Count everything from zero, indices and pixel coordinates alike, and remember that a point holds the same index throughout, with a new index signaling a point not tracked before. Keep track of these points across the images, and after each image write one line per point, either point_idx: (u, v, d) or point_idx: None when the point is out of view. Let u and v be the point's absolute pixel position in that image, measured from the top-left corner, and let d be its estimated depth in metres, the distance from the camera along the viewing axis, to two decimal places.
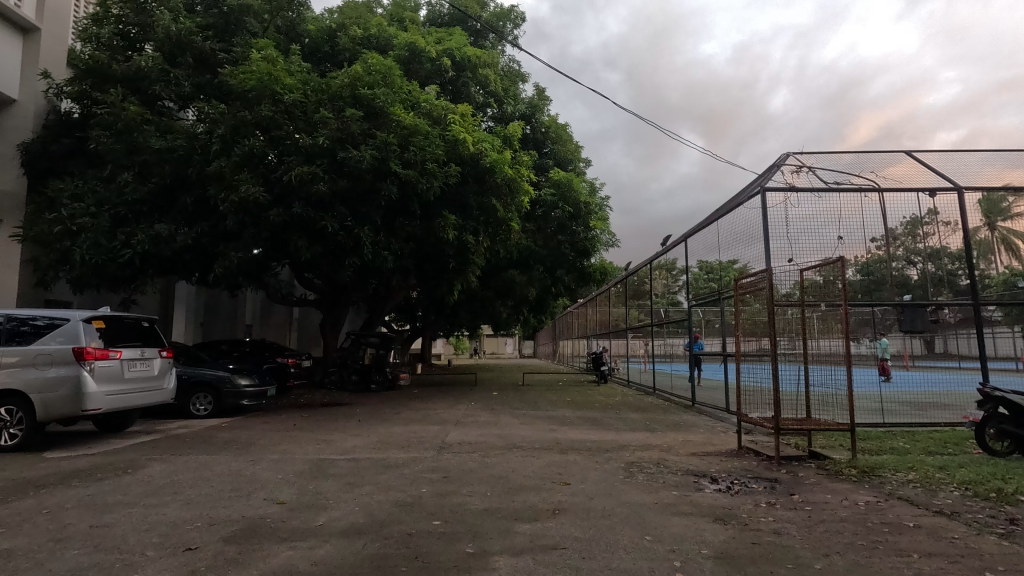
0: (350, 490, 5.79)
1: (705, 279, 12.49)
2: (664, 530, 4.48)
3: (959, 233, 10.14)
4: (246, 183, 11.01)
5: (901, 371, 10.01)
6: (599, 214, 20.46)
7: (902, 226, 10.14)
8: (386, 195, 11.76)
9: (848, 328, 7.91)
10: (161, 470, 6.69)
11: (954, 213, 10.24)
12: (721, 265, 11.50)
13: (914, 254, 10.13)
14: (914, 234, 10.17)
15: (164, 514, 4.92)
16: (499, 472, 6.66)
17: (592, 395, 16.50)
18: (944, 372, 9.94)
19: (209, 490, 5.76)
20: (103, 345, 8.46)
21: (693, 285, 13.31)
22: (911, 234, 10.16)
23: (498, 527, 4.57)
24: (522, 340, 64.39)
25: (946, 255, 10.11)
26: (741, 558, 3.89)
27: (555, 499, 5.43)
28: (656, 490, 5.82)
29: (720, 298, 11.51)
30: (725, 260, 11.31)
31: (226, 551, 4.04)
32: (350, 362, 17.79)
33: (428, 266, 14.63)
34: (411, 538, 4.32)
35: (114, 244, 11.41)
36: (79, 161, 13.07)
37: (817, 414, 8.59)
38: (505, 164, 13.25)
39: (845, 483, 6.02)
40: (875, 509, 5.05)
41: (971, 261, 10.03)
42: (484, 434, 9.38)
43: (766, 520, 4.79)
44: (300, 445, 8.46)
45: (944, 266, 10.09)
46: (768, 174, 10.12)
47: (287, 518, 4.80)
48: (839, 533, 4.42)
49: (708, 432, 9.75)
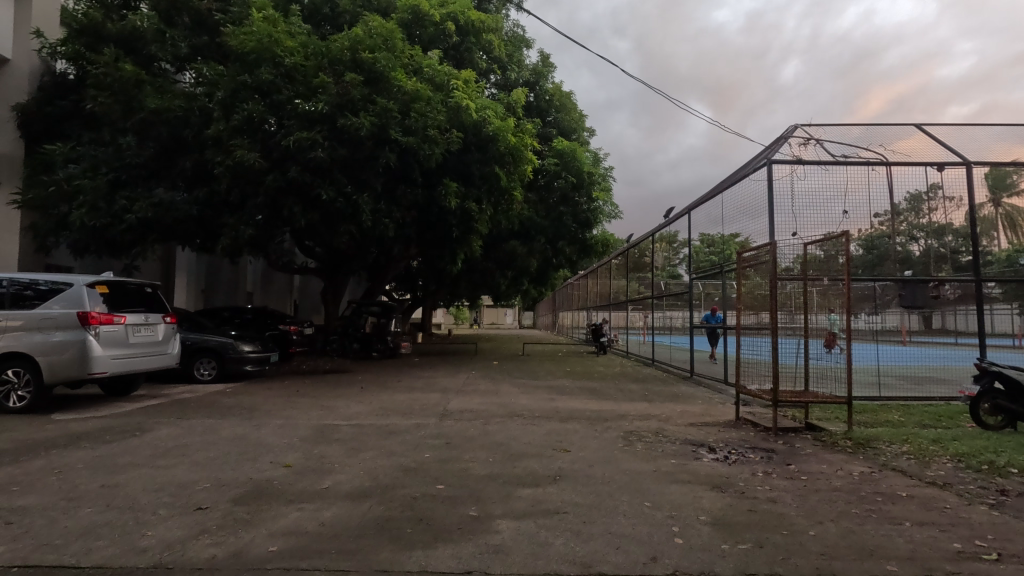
0: (355, 455, 5.90)
1: (707, 252, 12.54)
2: (663, 497, 4.58)
3: (963, 209, 10.14)
4: (242, 148, 10.91)
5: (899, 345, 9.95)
6: (603, 184, 20.29)
7: (905, 202, 10.08)
8: (385, 163, 11.64)
9: (850, 303, 7.91)
10: (168, 433, 6.81)
11: (960, 188, 10.17)
12: (724, 238, 11.58)
13: (917, 230, 10.06)
14: (917, 209, 10.12)
15: (173, 475, 5.02)
16: (500, 439, 6.77)
17: (591, 366, 16.68)
18: (941, 349, 10.05)
19: (216, 453, 5.88)
20: (107, 310, 8.49)
21: (694, 258, 13.36)
22: (914, 209, 10.10)
23: (501, 492, 4.69)
24: (522, 311, 64.78)
25: (951, 232, 10.08)
26: (738, 524, 3.99)
27: (556, 466, 5.54)
28: (655, 458, 5.93)
29: (721, 271, 11.58)
30: (727, 233, 11.40)
31: (236, 511, 4.14)
32: (352, 331, 17.93)
33: (429, 235, 14.58)
34: (415, 502, 4.43)
35: (115, 209, 11.34)
36: (76, 123, 12.88)
37: (815, 387, 8.66)
38: (508, 132, 13.05)
39: (840, 454, 6.13)
40: (869, 480, 5.16)
41: (974, 237, 10.01)
42: (485, 402, 9.51)
43: (763, 488, 4.89)
44: (303, 410, 8.58)
45: (947, 243, 10.06)
46: (775, 146, 10.04)
47: (293, 481, 4.92)
48: (833, 502, 4.52)
49: (705, 403, 9.89)
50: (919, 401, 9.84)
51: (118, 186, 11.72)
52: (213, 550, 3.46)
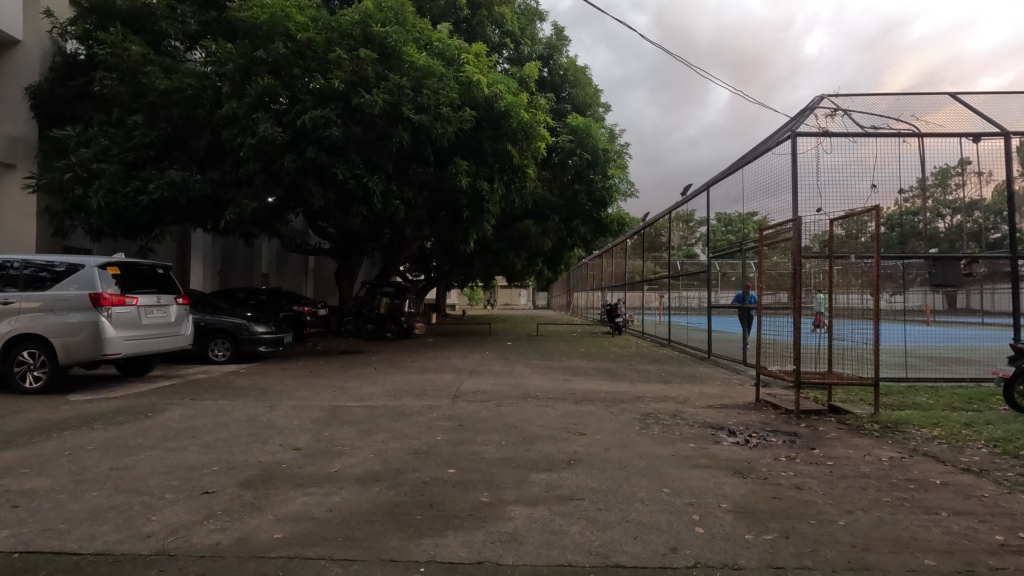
0: (366, 437, 5.80)
1: (724, 231, 12.26)
2: (683, 483, 4.41)
3: (993, 185, 9.69)
4: (263, 122, 10.68)
5: (924, 327, 9.74)
6: (618, 162, 19.88)
7: (932, 176, 9.59)
8: (398, 142, 11.40)
9: (879, 282, 7.49)
10: (180, 414, 6.79)
11: (992, 164, 9.68)
12: (742, 217, 11.21)
13: (944, 207, 9.63)
14: (944, 185, 9.64)
15: (181, 458, 4.95)
16: (513, 421, 6.64)
17: (605, 346, 16.53)
18: (968, 329, 9.87)
19: (227, 435, 5.82)
20: (119, 291, 8.47)
21: (710, 238, 13.06)
22: (941, 184, 9.62)
23: (514, 476, 4.55)
24: (537, 292, 64.67)
25: (980, 208, 9.68)
26: (762, 512, 3.80)
27: (570, 450, 5.38)
28: (673, 442, 5.75)
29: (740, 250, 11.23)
30: (745, 212, 11.03)
31: (243, 495, 4.06)
32: (365, 312, 17.89)
33: (441, 216, 14.35)
34: (426, 486, 4.31)
35: (126, 189, 11.27)
36: (88, 104, 12.80)
37: (839, 367, 8.35)
38: (520, 109, 12.72)
39: (867, 438, 5.89)
40: (899, 465, 4.93)
41: (1007, 213, 9.65)
42: (499, 383, 9.39)
43: (787, 474, 4.69)
44: (315, 392, 8.53)
45: (976, 220, 9.69)
46: (799, 118, 9.62)
47: (303, 464, 4.83)
48: (862, 489, 4.30)
49: (724, 384, 9.70)
50: (946, 381, 9.55)
51: (130, 166, 11.62)
52: (217, 537, 3.36)
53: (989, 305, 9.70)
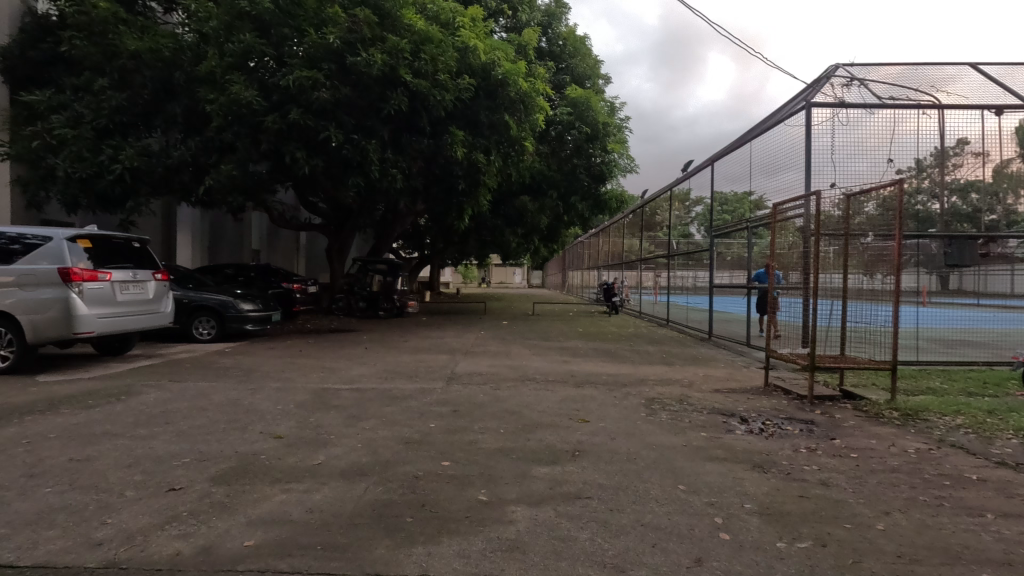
0: (353, 425, 5.38)
1: (720, 211, 12.26)
2: (698, 479, 4.03)
3: (988, 166, 9.35)
4: (239, 84, 10.06)
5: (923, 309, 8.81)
6: (619, 136, 19.26)
7: (930, 157, 9.22)
8: (395, 108, 10.78)
9: (901, 263, 6.91)
10: (155, 398, 6.34)
11: (988, 144, 9.36)
12: (737, 197, 11.39)
13: (941, 188, 9.26)
14: (942, 165, 9.25)
15: (150, 448, 4.53)
16: (511, 406, 6.23)
17: (603, 326, 16.13)
18: (961, 309, 9.58)
19: (203, 422, 5.39)
20: (92, 266, 7.94)
21: (704, 217, 13.12)
22: (940, 165, 9.23)
23: (513, 470, 4.15)
24: (532, 271, 64.39)
25: (979, 188, 9.35)
26: (791, 515, 3.43)
27: (573, 439, 4.98)
28: (683, 430, 5.36)
29: (737, 230, 11.18)
30: (740, 193, 11.19)
31: (213, 493, 3.63)
32: (358, 289, 17.36)
33: (436, 190, 13.71)
34: (417, 482, 3.90)
35: (100, 158, 10.59)
36: (61, 68, 12.06)
37: (853, 351, 7.79)
38: (520, 77, 12.17)
39: (889, 427, 5.54)
40: (929, 458, 4.57)
41: (1001, 195, 9.38)
42: (496, 365, 8.99)
43: (810, 468, 4.32)
44: (303, 373, 8.10)
45: (971, 202, 9.35)
46: (817, 86, 9.15)
47: (283, 456, 4.41)
48: (894, 486, 3.93)
49: (729, 367, 9.33)
50: (958, 364, 9.15)
51: (104, 134, 10.93)
52: (178, 545, 2.95)
53: (984, 287, 9.56)
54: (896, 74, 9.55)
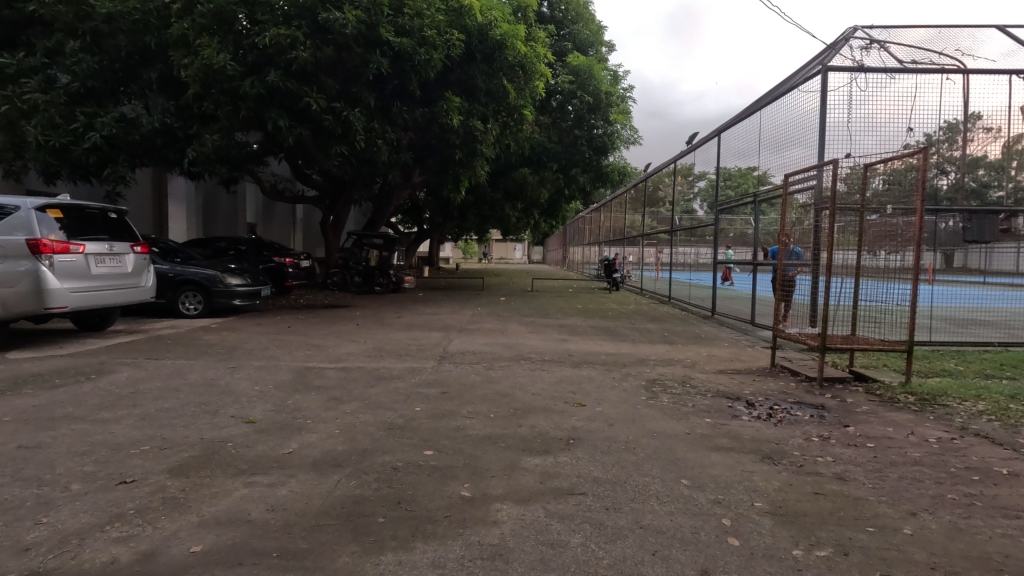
0: (333, 408, 5.03)
1: (722, 186, 12.07)
2: (703, 472, 3.68)
3: (1000, 141, 8.59)
4: (211, 48, 9.48)
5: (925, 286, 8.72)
6: (620, 106, 18.52)
7: (938, 132, 8.57)
8: (376, 71, 10.21)
9: (922, 237, 6.37)
10: (128, 377, 6.00)
11: (1000, 116, 8.65)
12: (739, 172, 11.17)
13: (948, 163, 8.53)
14: (952, 141, 8.55)
15: (109, 434, 4.18)
16: (504, 388, 5.88)
17: (603, 303, 15.80)
18: (969, 288, 9.13)
19: (173, 404, 5.04)
20: (63, 238, 7.54)
21: (705, 192, 12.97)
22: (949, 140, 8.55)
23: (502, 461, 3.79)
24: (533, 247, 64.10)
25: (983, 164, 8.59)
26: (807, 516, 3.08)
27: (568, 426, 4.62)
28: (685, 416, 5.02)
29: (738, 205, 10.95)
30: (743, 167, 11.02)
31: (168, 488, 3.27)
32: (352, 264, 16.89)
33: (431, 161, 13.18)
34: (396, 475, 3.55)
35: (74, 125, 10.06)
36: (34, 28, 11.37)
37: (863, 331, 7.37)
38: (518, 40, 11.61)
39: (905, 413, 5.20)
40: (952, 450, 4.21)
41: (1005, 172, 8.62)
42: (490, 343, 8.64)
43: (824, 460, 3.97)
44: (288, 351, 7.75)
45: (979, 177, 8.58)
46: (834, 49, 8.59)
47: (253, 443, 4.07)
48: (918, 482, 3.58)
49: (733, 346, 8.99)
50: (972, 345, 8.79)
51: (77, 100, 10.38)
52: (115, 551, 2.61)
53: (989, 264, 9.15)
54: (921, 34, 8.89)
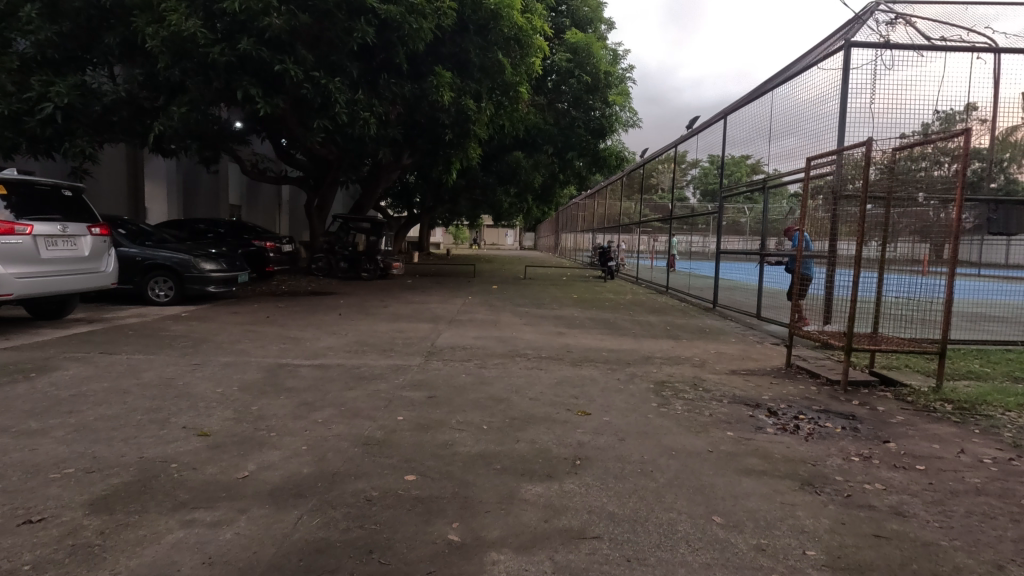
0: (303, 416, 4.38)
1: (716, 173, 11.62)
2: (737, 505, 3.10)
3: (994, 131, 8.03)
4: (178, 11, 8.59)
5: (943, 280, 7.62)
6: (621, 88, 17.68)
7: (933, 121, 7.93)
8: (360, 41, 9.36)
9: (959, 228, 5.62)
10: (72, 376, 5.29)
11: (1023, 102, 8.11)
12: (733, 160, 10.86)
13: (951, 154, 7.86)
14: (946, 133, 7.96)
15: (29, 453, 3.50)
16: (499, 391, 5.26)
17: (599, 293, 15.18)
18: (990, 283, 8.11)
19: (118, 411, 4.36)
20: (9, 217, 6.76)
21: (699, 180, 12.58)
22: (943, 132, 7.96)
23: (498, 490, 3.18)
24: (525, 233, 63.36)
25: (979, 156, 8.01)
26: (873, 570, 2.51)
27: (572, 441, 4.02)
28: (704, 428, 4.42)
29: (731, 195, 10.67)
30: (736, 155, 10.68)
31: (84, 531, 2.63)
32: (338, 248, 16.20)
33: (420, 139, 12.47)
34: (371, 509, 2.93)
35: (28, 95, 9.09)
36: None
37: (887, 329, 6.63)
38: (514, 10, 10.84)
39: (947, 426, 4.65)
40: (1016, 475, 3.65)
41: (1004, 163, 8.11)
42: (482, 337, 7.99)
43: (873, 488, 3.39)
44: (260, 345, 7.05)
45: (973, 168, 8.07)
46: (855, 26, 7.93)
47: (202, 464, 3.42)
48: (992, 520, 3.02)
49: (741, 343, 8.39)
50: (994, 343, 8.27)
51: (32, 69, 9.45)
52: None
53: (982, 256, 8.20)
54: (945, 10, 8.29)
